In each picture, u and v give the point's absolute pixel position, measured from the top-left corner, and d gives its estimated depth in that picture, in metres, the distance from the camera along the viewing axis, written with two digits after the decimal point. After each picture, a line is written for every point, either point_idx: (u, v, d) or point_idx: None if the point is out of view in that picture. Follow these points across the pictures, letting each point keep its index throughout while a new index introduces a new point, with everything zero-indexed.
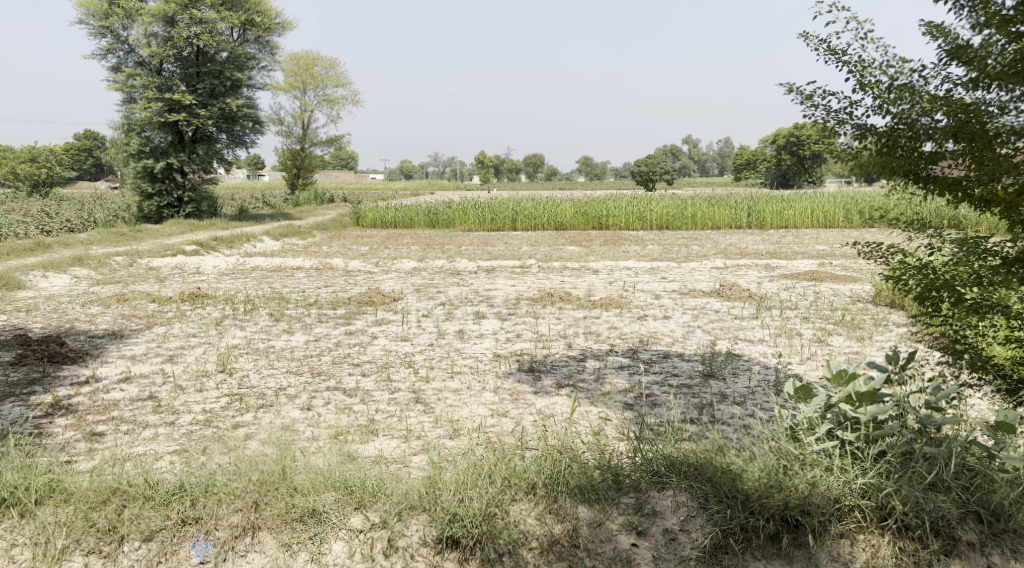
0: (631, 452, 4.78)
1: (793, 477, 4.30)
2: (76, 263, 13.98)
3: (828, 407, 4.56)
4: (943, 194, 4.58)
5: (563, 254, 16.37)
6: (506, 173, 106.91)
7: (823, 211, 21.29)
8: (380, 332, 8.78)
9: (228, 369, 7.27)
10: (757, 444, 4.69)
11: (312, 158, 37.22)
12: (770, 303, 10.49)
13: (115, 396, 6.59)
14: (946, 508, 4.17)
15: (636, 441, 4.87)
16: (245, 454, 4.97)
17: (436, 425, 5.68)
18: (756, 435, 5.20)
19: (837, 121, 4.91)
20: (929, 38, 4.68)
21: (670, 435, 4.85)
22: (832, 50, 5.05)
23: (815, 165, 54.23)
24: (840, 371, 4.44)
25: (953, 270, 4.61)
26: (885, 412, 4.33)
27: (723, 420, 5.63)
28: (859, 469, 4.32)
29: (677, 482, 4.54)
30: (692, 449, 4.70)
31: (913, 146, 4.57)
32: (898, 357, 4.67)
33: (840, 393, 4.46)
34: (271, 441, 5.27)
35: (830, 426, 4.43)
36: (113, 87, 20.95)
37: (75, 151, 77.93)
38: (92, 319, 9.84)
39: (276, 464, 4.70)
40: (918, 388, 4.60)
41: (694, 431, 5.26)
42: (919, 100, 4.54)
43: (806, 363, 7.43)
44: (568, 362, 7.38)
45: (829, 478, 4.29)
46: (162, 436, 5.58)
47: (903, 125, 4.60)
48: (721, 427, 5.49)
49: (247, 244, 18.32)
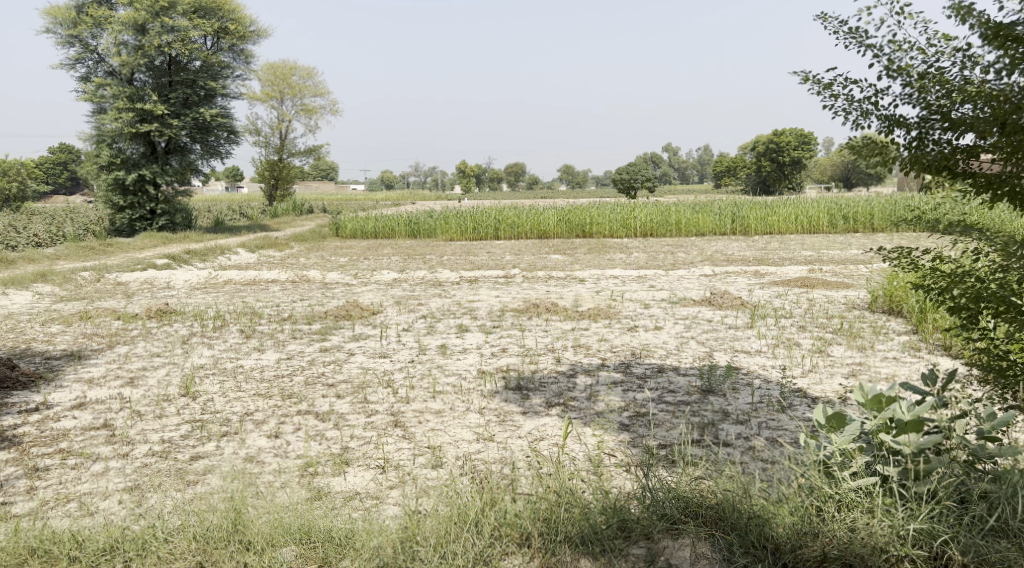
0: (641, 493, 4.33)
1: (828, 523, 3.92)
2: (39, 279, 13.39)
3: (863, 437, 4.15)
4: (983, 193, 4.17)
5: (548, 263, 15.94)
6: (488, 183, 106.71)
7: (807, 217, 21.02)
8: (358, 348, 8.27)
9: (191, 393, 6.72)
10: (784, 482, 4.28)
11: (290, 169, 36.65)
12: (764, 311, 10.09)
13: (64, 425, 6.04)
14: (1012, 558, 3.71)
15: (646, 479, 4.42)
16: (195, 501, 4.49)
17: (416, 453, 5.21)
18: (776, 468, 4.77)
19: (861, 112, 4.54)
20: (959, 19, 4.29)
21: (685, 473, 4.42)
22: (850, 31, 4.65)
23: (795, 170, 54.16)
24: (877, 396, 4.08)
25: (999, 279, 4.20)
26: (933, 442, 3.92)
27: (731, 446, 5.18)
28: (907, 512, 3.89)
29: (696, 529, 4.08)
30: (712, 488, 4.27)
31: (946, 140, 4.20)
32: (937, 379, 4.25)
33: (876, 420, 4.08)
34: (231, 480, 4.77)
35: (868, 459, 4.02)
36: (82, 98, 20.34)
37: (49, 164, 76.96)
38: (50, 340, 9.24)
39: (227, 515, 4.22)
40: (963, 414, 4.17)
41: (704, 459, 4.81)
42: (954, 86, 4.13)
43: (809, 376, 7.03)
44: (558, 378, 6.92)
45: (873, 523, 3.86)
46: (112, 472, 5.06)
47: (936, 116, 4.20)
48: (732, 455, 5.04)
49: (221, 257, 17.73)
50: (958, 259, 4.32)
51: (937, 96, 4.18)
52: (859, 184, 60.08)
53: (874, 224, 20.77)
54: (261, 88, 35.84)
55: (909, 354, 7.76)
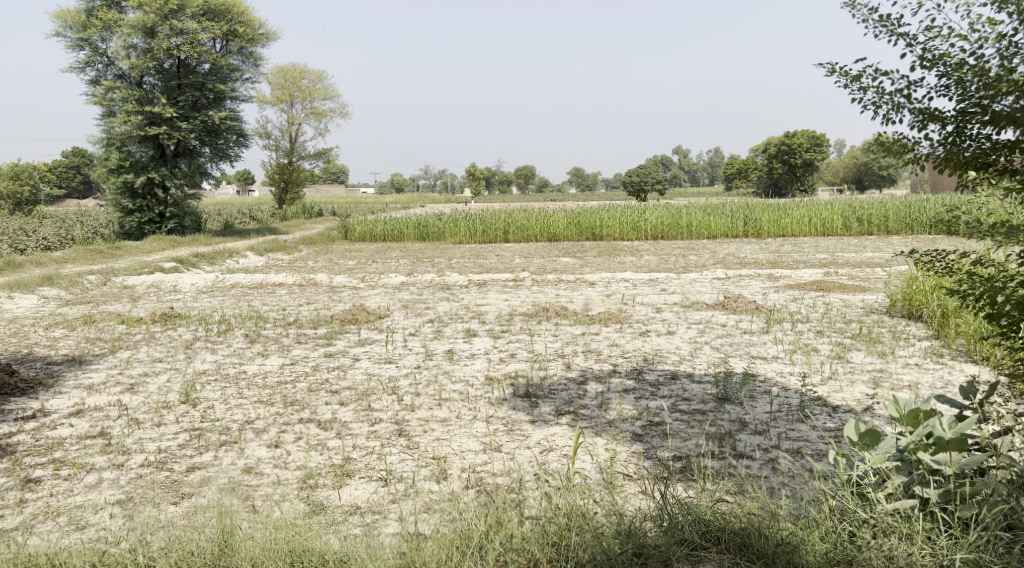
0: (659, 515, 4.12)
1: (863, 550, 3.74)
2: (45, 283, 13.27)
3: (899, 456, 3.95)
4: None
5: (557, 266, 15.72)
6: (497, 186, 106.62)
7: (821, 219, 20.71)
8: (363, 353, 8.08)
9: (191, 400, 6.54)
10: (814, 504, 4.09)
11: (300, 172, 36.59)
12: (780, 315, 9.85)
13: (60, 433, 5.86)
14: None
15: (663, 500, 4.21)
16: (186, 522, 4.29)
17: (420, 464, 5.01)
18: (802, 488, 4.56)
19: (893, 105, 4.38)
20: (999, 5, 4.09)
21: (706, 494, 4.21)
22: (881, 18, 4.49)
23: (807, 173, 53.70)
24: (913, 411, 3.89)
25: None
26: (977, 462, 3.72)
27: (749, 462, 4.96)
28: (949, 538, 3.70)
29: (720, 555, 3.88)
30: (736, 511, 4.07)
31: (984, 134, 4.05)
32: (976, 392, 4.05)
33: (913, 438, 3.89)
34: (225, 497, 4.58)
35: (906, 481, 3.83)
36: (91, 101, 20.26)
37: (62, 168, 77.26)
38: (53, 344, 9.08)
39: (216, 538, 4.03)
40: (1005, 431, 3.97)
41: (721, 476, 4.59)
42: (994, 77, 3.95)
43: (829, 383, 6.82)
44: (568, 385, 6.71)
45: (913, 550, 3.67)
46: (105, 483, 4.87)
47: (974, 109, 4.04)
48: (751, 471, 4.81)
49: (229, 260, 17.63)
50: (998, 264, 4.20)
51: (975, 89, 4.00)
52: (872, 186, 59.58)
53: (888, 226, 20.45)
54: (271, 91, 35.79)
55: (931, 361, 7.55)
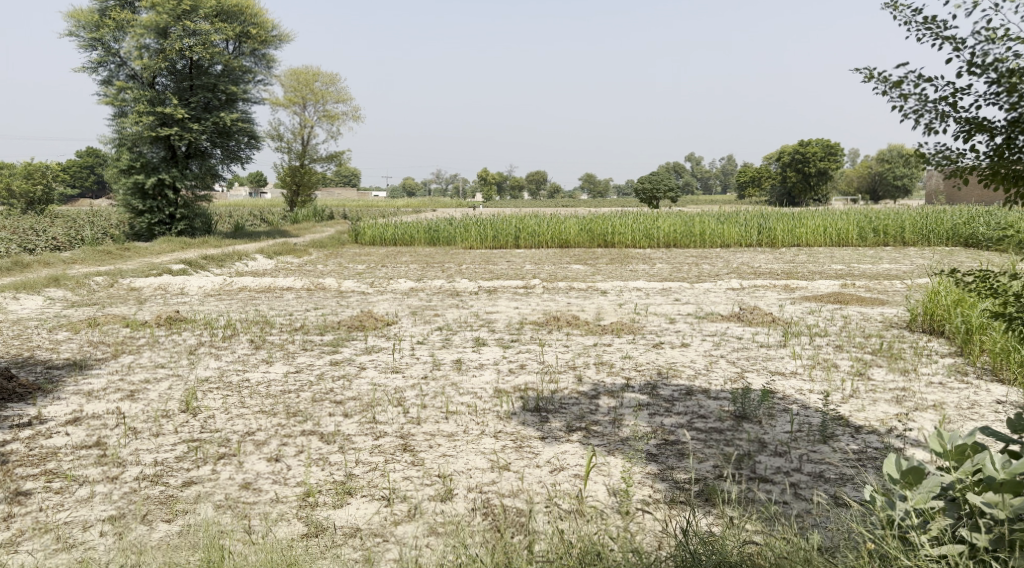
0: (679, 553, 3.92)
1: None
2: (51, 284, 13.13)
3: (946, 496, 3.75)
4: None
5: (569, 273, 15.48)
6: (509, 191, 106.52)
7: (836, 228, 20.41)
8: (369, 362, 7.87)
9: (191, 409, 6.34)
10: (853, 549, 3.90)
11: (312, 175, 36.51)
12: (798, 328, 9.59)
13: (55, 442, 5.68)
14: None
15: (683, 536, 4.01)
16: (178, 549, 4.11)
17: (424, 483, 4.81)
18: (833, 526, 4.33)
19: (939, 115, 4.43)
20: None
21: (729, 532, 4.01)
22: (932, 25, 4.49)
23: (821, 182, 53.27)
24: (960, 448, 3.70)
25: None
26: None
27: (769, 492, 4.72)
28: None
29: None
30: (767, 555, 3.88)
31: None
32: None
33: (961, 478, 3.69)
34: (220, 522, 4.39)
35: (953, 523, 3.62)
36: (103, 101, 20.18)
37: (76, 168, 77.51)
38: (54, 348, 8.91)
39: None
40: None
41: (741, 509, 4.37)
42: None
43: (850, 402, 6.57)
44: (579, 400, 6.47)
45: None
46: (97, 498, 4.70)
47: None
48: (771, 502, 4.58)
49: (239, 263, 17.49)
50: None
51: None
52: (886, 196, 59.06)
53: (904, 237, 20.11)
54: (283, 94, 35.71)
55: (956, 379, 7.31)
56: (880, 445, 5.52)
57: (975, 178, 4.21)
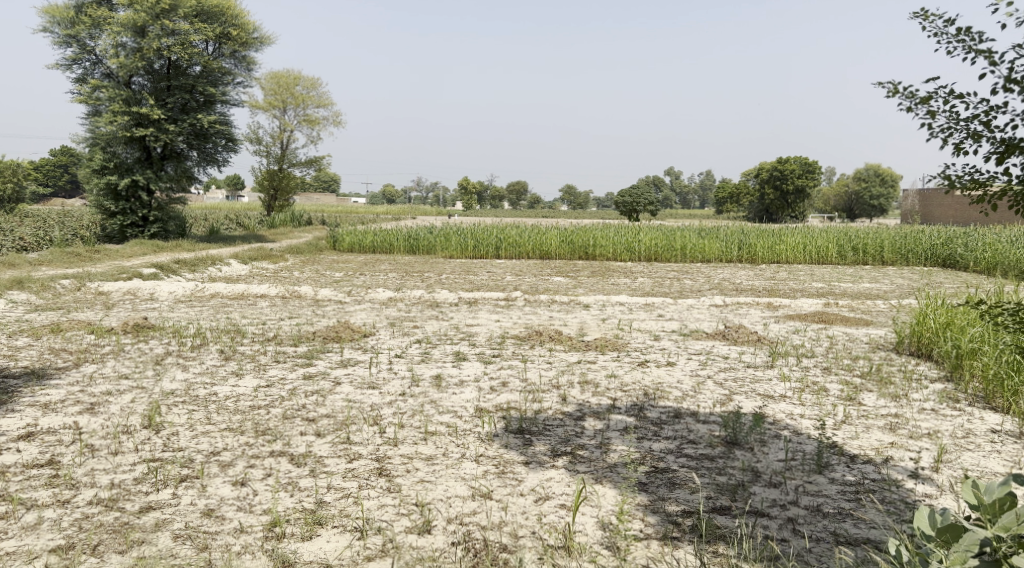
0: None
1: None
2: (15, 287, 12.65)
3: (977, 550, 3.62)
4: None
5: (549, 285, 15.22)
6: (489, 200, 106.33)
7: (816, 246, 20.34)
8: (344, 376, 7.54)
9: (154, 426, 5.97)
10: None
11: (290, 179, 35.98)
12: (784, 348, 9.37)
13: (4, 460, 5.30)
14: None
15: None
16: None
17: (400, 513, 4.52)
18: None
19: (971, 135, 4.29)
20: None
21: None
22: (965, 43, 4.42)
23: (798, 200, 53.58)
24: (998, 500, 3.63)
25: None
26: None
27: (767, 532, 4.47)
28: None
29: None
30: None
31: None
32: None
33: (1000, 531, 3.60)
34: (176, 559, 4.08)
35: None
36: (76, 100, 19.68)
37: (50, 167, 76.28)
38: (13, 354, 8.48)
39: None
40: None
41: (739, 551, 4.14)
42: None
43: (843, 428, 6.33)
44: (563, 422, 6.17)
45: None
46: (47, 526, 4.37)
47: None
48: (770, 544, 4.35)
49: (211, 268, 17.08)
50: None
51: None
52: (863, 215, 59.48)
53: (884, 256, 20.03)
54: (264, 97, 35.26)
55: (948, 407, 7.10)
56: (877, 476, 5.29)
57: (1005, 204, 4.10)
